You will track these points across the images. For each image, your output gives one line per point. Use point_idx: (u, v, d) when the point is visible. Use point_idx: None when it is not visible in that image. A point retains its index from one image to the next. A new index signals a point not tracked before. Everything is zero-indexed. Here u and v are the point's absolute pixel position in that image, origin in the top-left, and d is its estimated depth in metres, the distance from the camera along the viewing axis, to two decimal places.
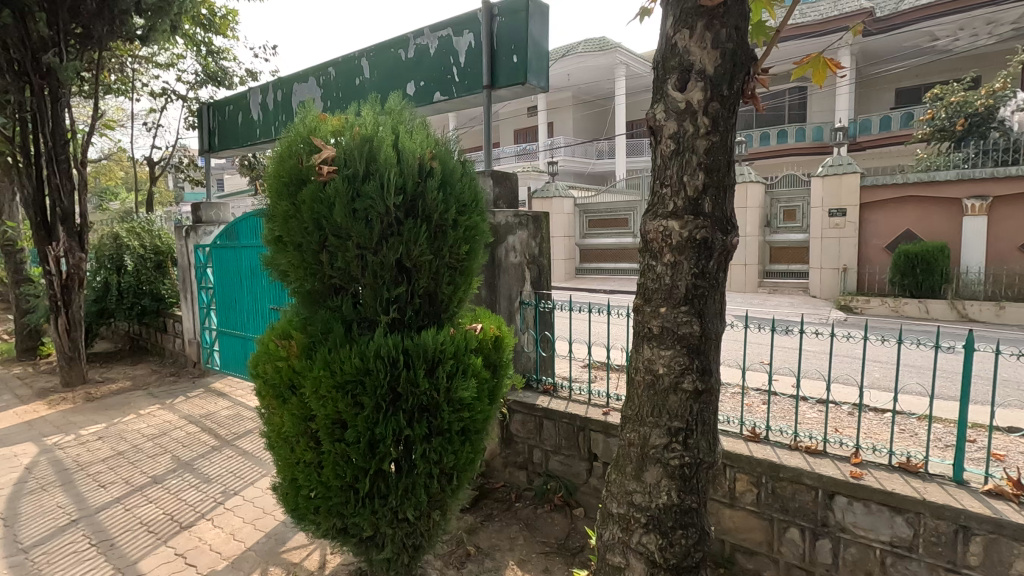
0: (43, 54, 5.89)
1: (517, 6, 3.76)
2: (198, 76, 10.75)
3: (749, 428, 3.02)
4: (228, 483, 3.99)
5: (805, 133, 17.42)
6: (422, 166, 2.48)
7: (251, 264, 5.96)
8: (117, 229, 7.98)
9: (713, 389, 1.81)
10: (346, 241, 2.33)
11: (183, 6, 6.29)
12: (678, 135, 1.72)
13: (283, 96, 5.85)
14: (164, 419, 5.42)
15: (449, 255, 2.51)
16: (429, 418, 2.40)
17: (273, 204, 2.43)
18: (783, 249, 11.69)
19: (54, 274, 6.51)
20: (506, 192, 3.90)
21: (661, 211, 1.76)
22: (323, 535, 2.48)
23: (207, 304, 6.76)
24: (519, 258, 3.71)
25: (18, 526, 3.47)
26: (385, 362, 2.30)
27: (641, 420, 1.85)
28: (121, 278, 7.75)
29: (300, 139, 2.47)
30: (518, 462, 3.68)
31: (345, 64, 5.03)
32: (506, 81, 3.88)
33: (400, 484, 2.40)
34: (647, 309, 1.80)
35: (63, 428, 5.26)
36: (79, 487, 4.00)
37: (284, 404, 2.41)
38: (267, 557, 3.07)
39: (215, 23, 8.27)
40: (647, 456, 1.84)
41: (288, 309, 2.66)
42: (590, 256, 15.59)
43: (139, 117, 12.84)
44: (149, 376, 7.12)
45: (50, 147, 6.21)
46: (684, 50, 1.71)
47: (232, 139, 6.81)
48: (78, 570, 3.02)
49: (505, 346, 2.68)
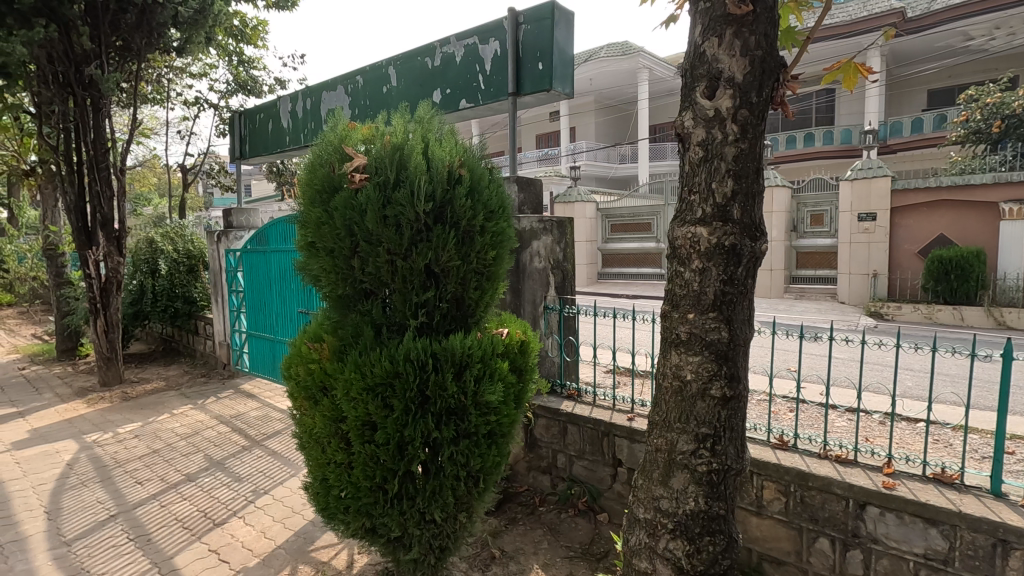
0: (85, 67, 6.14)
1: (542, 13, 3.79)
2: (229, 85, 11.06)
3: (777, 436, 2.99)
4: (258, 482, 4.09)
5: (833, 135, 17.12)
6: (451, 174, 2.52)
7: (280, 268, 6.08)
8: (152, 233, 8.25)
9: (741, 396, 1.81)
10: (377, 247, 2.39)
11: (217, 19, 6.49)
12: (707, 142, 1.73)
13: (312, 104, 5.99)
14: (196, 419, 5.57)
15: (476, 261, 2.54)
16: (457, 422, 2.44)
17: (307, 211, 2.50)
18: (810, 253, 11.47)
19: (94, 277, 6.78)
20: (531, 198, 3.92)
21: (689, 218, 1.77)
22: (352, 535, 2.53)
23: (237, 307, 6.92)
24: (544, 263, 3.73)
25: (61, 520, 3.61)
26: (415, 365, 2.35)
27: (668, 425, 1.86)
28: (155, 282, 8.06)
29: (332, 147, 2.53)
30: (542, 466, 3.70)
31: (373, 72, 5.13)
32: (531, 87, 3.93)
33: (428, 485, 2.44)
34: (674, 314, 1.82)
35: (101, 426, 5.44)
36: (117, 483, 4.14)
37: (316, 406, 2.47)
38: (296, 555, 3.14)
39: (246, 34, 8.49)
40: (675, 462, 1.84)
41: (319, 312, 2.73)
42: (612, 261, 15.52)
43: (173, 125, 13.28)
44: (181, 377, 7.31)
45: (91, 155, 6.48)
46: (713, 58, 1.72)
47: (262, 146, 6.99)
48: (119, 563, 3.13)
49: (530, 351, 2.71)
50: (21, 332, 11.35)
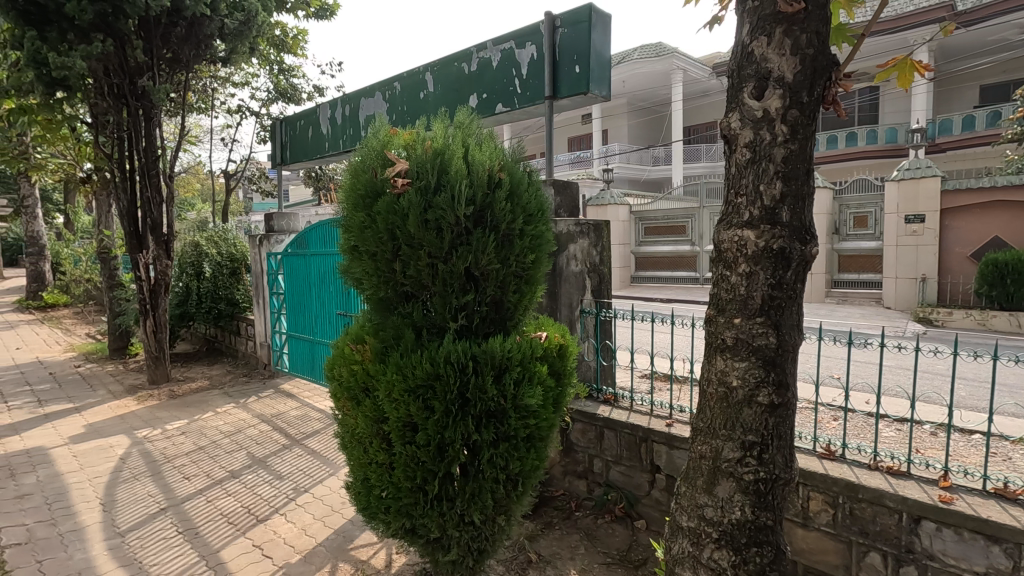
0: (138, 79, 6.45)
1: (579, 16, 3.79)
2: (269, 93, 11.43)
3: (824, 445, 2.89)
4: (299, 480, 4.18)
5: (877, 135, 16.56)
6: (490, 177, 2.53)
7: (320, 271, 6.22)
8: (198, 238, 8.56)
9: (790, 403, 1.76)
10: (418, 250, 2.42)
11: (261, 29, 6.73)
12: (755, 144, 1.70)
13: (351, 111, 6.11)
14: (238, 417, 5.74)
15: (515, 265, 2.55)
16: (496, 425, 2.45)
17: (350, 215, 2.55)
18: (853, 256, 11.10)
19: (144, 280, 7.08)
20: (567, 201, 3.90)
21: (736, 221, 1.74)
22: (392, 535, 2.57)
23: (278, 309, 7.11)
24: (580, 266, 3.72)
25: (116, 511, 3.78)
26: (455, 368, 2.37)
27: (713, 432, 1.82)
28: (200, 284, 8.33)
29: (373, 153, 2.57)
30: (578, 471, 3.67)
31: (410, 79, 5.22)
32: (568, 91, 3.92)
33: (467, 487, 2.45)
34: (720, 319, 1.78)
35: (151, 423, 5.67)
36: (166, 478, 4.30)
37: (359, 406, 2.52)
38: (336, 553, 3.20)
39: (287, 43, 8.75)
40: (720, 470, 1.80)
41: (361, 315, 2.78)
42: (646, 265, 15.34)
43: (217, 133, 13.79)
44: (224, 376, 7.55)
45: (143, 163, 6.79)
46: (762, 57, 1.68)
47: (302, 152, 7.16)
48: (169, 555, 3.25)
49: (569, 355, 2.71)
50: (75, 332, 11.92)
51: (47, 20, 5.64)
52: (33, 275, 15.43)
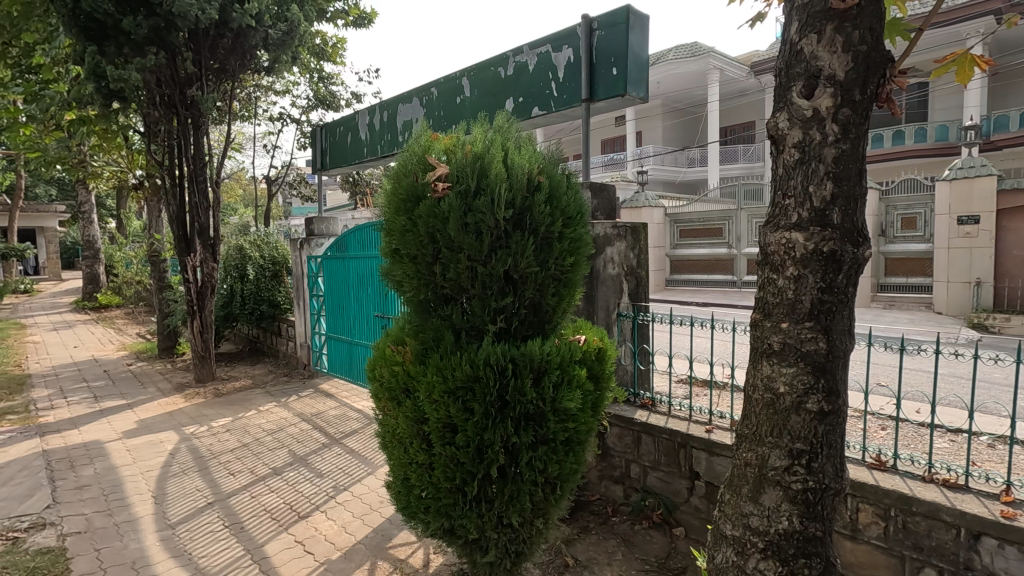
0: (188, 89, 6.73)
1: (617, 18, 3.78)
2: (309, 100, 11.76)
3: (874, 455, 2.79)
4: (338, 479, 4.26)
5: (926, 132, 15.92)
6: (530, 181, 2.54)
7: (359, 274, 6.35)
8: (242, 242, 8.86)
9: (840, 411, 1.71)
10: (458, 253, 2.45)
11: (303, 39, 6.93)
12: (804, 144, 1.66)
13: (389, 116, 6.23)
14: (280, 416, 5.91)
15: (554, 267, 2.55)
16: (535, 427, 2.45)
17: (392, 219, 2.60)
18: (900, 260, 10.68)
19: (191, 281, 7.37)
20: (604, 204, 3.88)
21: (783, 223, 1.70)
22: (431, 535, 2.60)
23: (318, 310, 7.29)
24: (617, 269, 3.69)
25: (167, 504, 3.94)
26: (494, 370, 2.39)
27: (759, 439, 1.78)
28: (244, 286, 8.61)
29: (415, 157, 2.61)
30: (614, 475, 3.63)
31: (447, 84, 5.29)
32: (605, 93, 3.91)
33: (505, 490, 2.46)
34: (766, 323, 1.74)
35: (198, 420, 5.88)
36: (213, 473, 4.46)
37: (399, 407, 2.56)
38: (375, 551, 3.25)
39: (327, 51, 8.97)
40: (765, 478, 1.76)
41: (400, 316, 2.82)
42: (681, 268, 15.10)
43: (259, 140, 14.26)
44: (266, 376, 7.77)
45: (192, 169, 7.09)
46: (811, 55, 1.64)
47: (342, 157, 7.33)
48: (216, 548, 3.36)
49: (607, 359, 2.69)
50: (126, 331, 12.49)
51: (106, 35, 5.96)
52: (89, 277, 16.24)
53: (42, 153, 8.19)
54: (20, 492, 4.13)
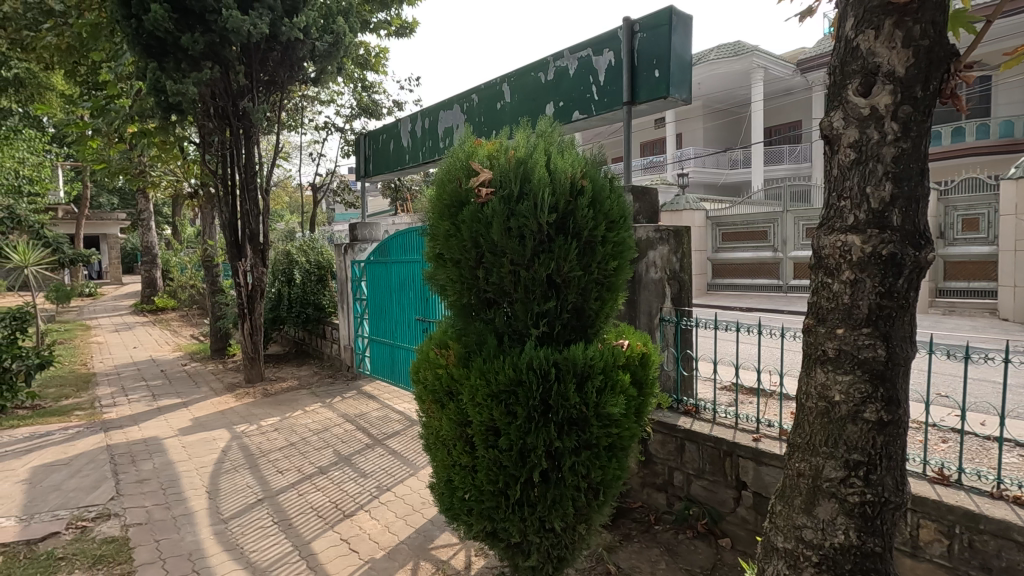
0: (240, 101, 7.03)
1: (659, 20, 3.73)
2: (352, 109, 12.09)
3: (935, 468, 2.65)
4: (382, 479, 4.34)
5: (989, 129, 15.17)
6: (573, 185, 2.54)
7: (402, 278, 6.47)
8: (289, 247, 9.16)
9: (900, 421, 1.64)
10: (501, 258, 2.47)
11: (348, 50, 7.12)
12: (860, 144, 1.60)
13: (430, 123, 6.33)
14: (325, 416, 6.07)
15: (597, 271, 2.53)
16: (578, 432, 2.45)
17: (436, 224, 2.64)
18: (960, 263, 10.12)
19: (242, 285, 7.66)
20: (646, 207, 3.84)
21: (839, 225, 1.64)
22: (473, 537, 2.62)
23: (361, 314, 7.45)
24: (660, 274, 3.64)
25: (220, 499, 4.10)
26: (538, 373, 2.39)
27: (813, 449, 1.71)
28: (291, 290, 8.91)
29: (458, 163, 2.64)
30: (656, 483, 3.56)
31: (487, 90, 5.35)
32: (646, 95, 3.87)
33: (548, 494, 2.46)
34: (820, 329, 1.68)
35: (248, 419, 6.11)
36: (262, 471, 4.62)
37: (443, 409, 2.59)
38: (418, 551, 3.30)
39: (370, 61, 9.20)
40: (820, 489, 1.70)
41: (443, 320, 2.85)
42: (724, 272, 14.74)
43: (305, 149, 14.75)
44: (312, 377, 8.00)
45: (243, 178, 7.39)
46: (868, 52, 1.59)
47: (385, 164, 7.50)
48: (267, 543, 3.47)
49: (651, 364, 2.66)
50: (181, 333, 13.08)
51: (166, 52, 6.28)
52: (147, 281, 17.11)
53: (107, 165, 8.70)
54: (87, 483, 4.38)
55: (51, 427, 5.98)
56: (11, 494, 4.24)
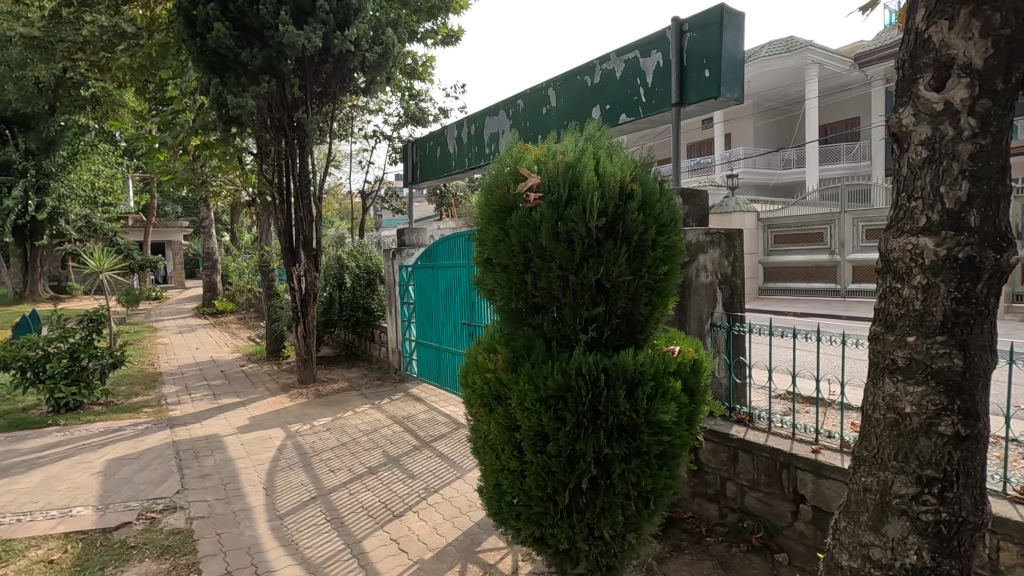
0: (295, 112, 7.31)
1: (709, 19, 3.65)
2: (400, 117, 12.39)
3: (1018, 487, 2.47)
4: (429, 481, 4.41)
5: None
6: (623, 188, 2.50)
7: (448, 282, 6.56)
8: (340, 253, 9.47)
9: (980, 436, 1.53)
10: (550, 262, 2.46)
11: (397, 60, 7.30)
12: (933, 141, 1.51)
13: (477, 129, 6.40)
14: (374, 417, 6.21)
15: (647, 275, 2.50)
16: (628, 439, 2.42)
17: (484, 229, 2.65)
18: None
19: (296, 290, 7.95)
20: (696, 210, 3.76)
21: (909, 227, 1.55)
22: (521, 541, 2.62)
23: (408, 317, 7.60)
24: (711, 278, 3.54)
25: (276, 496, 4.26)
26: (587, 379, 2.37)
27: (880, 462, 1.63)
28: (342, 294, 9.19)
29: (507, 168, 2.65)
30: (708, 493, 3.46)
31: (533, 95, 5.36)
32: (696, 96, 3.79)
33: (597, 501, 2.44)
34: (888, 337, 1.59)
35: (301, 419, 6.33)
36: (315, 469, 4.77)
37: (491, 413, 2.61)
38: (465, 554, 3.32)
39: (417, 70, 9.40)
40: (888, 506, 1.61)
41: (490, 324, 2.86)
42: (777, 275, 14.24)
43: (355, 157, 15.20)
44: (361, 378, 8.22)
45: (297, 186, 7.69)
46: (941, 44, 1.50)
47: (431, 170, 7.63)
48: (320, 540, 3.58)
49: (703, 371, 2.60)
50: (239, 335, 13.70)
51: (227, 67, 6.61)
52: (208, 285, 18.01)
53: (173, 175, 9.23)
54: (155, 477, 4.64)
55: (123, 423, 6.36)
56: (88, 485, 4.53)
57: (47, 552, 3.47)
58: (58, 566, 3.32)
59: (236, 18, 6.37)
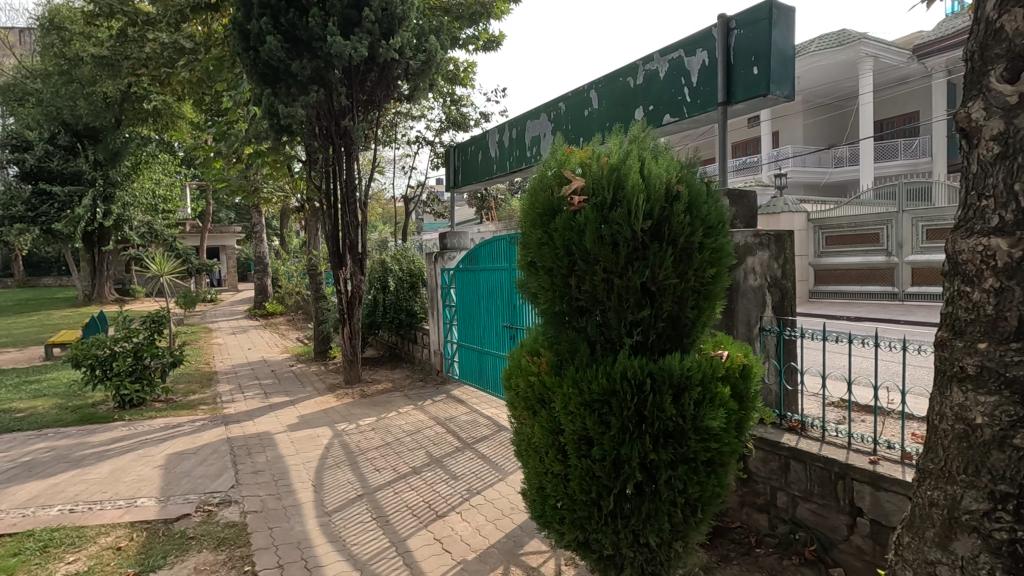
0: (341, 120, 7.52)
1: (758, 15, 3.56)
2: (442, 122, 12.56)
3: None
4: (472, 482, 4.44)
5: None
6: (669, 190, 2.47)
7: (489, 285, 6.61)
8: (384, 257, 9.67)
9: None
10: (594, 266, 2.44)
11: (439, 67, 7.42)
12: (1006, 135, 1.41)
13: (518, 133, 6.42)
14: (418, 418, 6.31)
15: (694, 279, 2.45)
16: (675, 445, 2.37)
17: (528, 232, 2.64)
18: None
19: (342, 293, 8.16)
20: (744, 211, 3.66)
21: (980, 227, 1.47)
22: (565, 546, 2.60)
23: (450, 320, 7.69)
24: (760, 281, 3.45)
25: (325, 493, 4.39)
26: (632, 383, 2.35)
27: (950, 476, 1.54)
28: (386, 297, 9.38)
29: (551, 172, 2.65)
30: (758, 503, 3.35)
31: (575, 98, 5.35)
32: (744, 94, 3.70)
33: (643, 507, 2.40)
34: (957, 343, 1.52)
35: (348, 418, 6.49)
36: (361, 468, 4.89)
37: (535, 416, 2.60)
38: (508, 556, 3.34)
39: (460, 76, 9.50)
40: (957, 522, 1.50)
41: (533, 326, 2.87)
42: (829, 278, 13.69)
43: (398, 162, 15.50)
44: (405, 380, 8.37)
45: (344, 192, 7.91)
46: (1015, 33, 1.41)
47: (473, 175, 7.70)
48: (367, 538, 3.66)
49: (753, 376, 2.53)
50: (288, 336, 14.18)
51: (279, 79, 6.86)
52: (259, 288, 18.73)
53: (227, 183, 9.64)
54: (212, 471, 4.86)
55: (182, 420, 6.68)
56: (151, 477, 4.78)
57: (115, 540, 3.68)
58: (125, 552, 3.52)
59: (287, 31, 6.61)
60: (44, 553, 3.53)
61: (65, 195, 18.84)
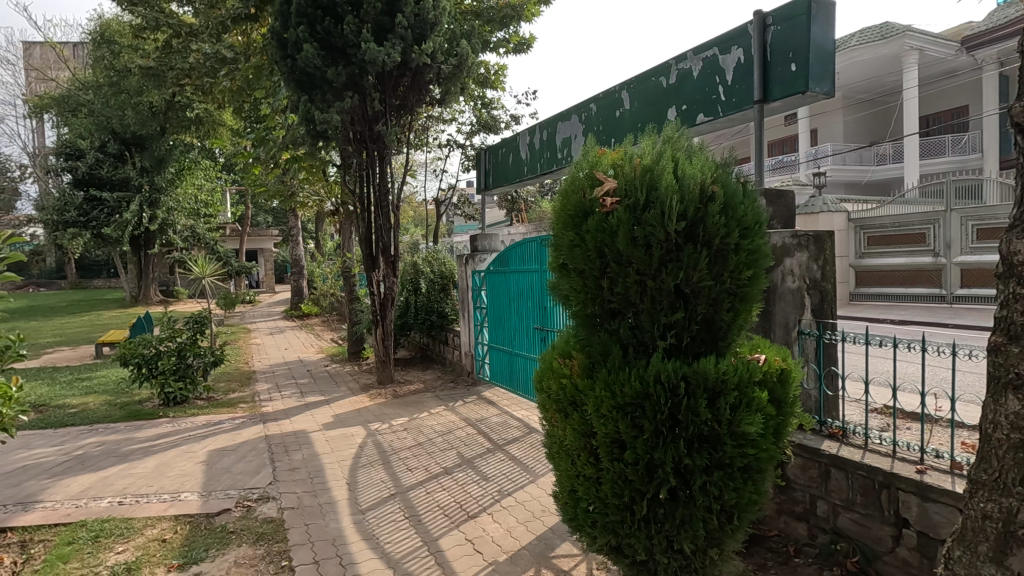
0: (375, 124, 7.66)
1: (795, 10, 3.47)
2: (473, 125, 12.65)
3: None
4: (503, 484, 4.45)
5: None
6: (703, 190, 2.43)
7: (520, 287, 6.62)
8: (416, 258, 9.79)
9: None
10: (627, 267, 2.42)
11: (471, 70, 7.48)
12: None
13: (549, 135, 6.42)
14: (449, 419, 6.36)
15: (729, 281, 2.40)
16: (710, 450, 2.33)
17: (559, 233, 2.63)
18: None
19: (375, 294, 8.30)
20: (782, 211, 3.57)
21: None
22: (597, 549, 2.59)
23: (481, 321, 7.73)
24: (798, 283, 3.35)
25: (359, 491, 4.47)
26: (665, 387, 2.32)
27: (1004, 488, 1.46)
28: (417, 298, 9.49)
29: (582, 173, 2.63)
30: (796, 511, 3.26)
31: (606, 98, 5.32)
32: (781, 92, 3.61)
33: (677, 513, 2.37)
34: (1013, 349, 1.44)
35: (381, 418, 6.59)
36: (394, 467, 4.96)
37: (566, 419, 2.59)
38: (539, 558, 3.33)
39: (490, 79, 9.55)
40: (1013, 537, 1.42)
41: (565, 328, 2.85)
42: (871, 280, 13.23)
43: (430, 165, 15.66)
44: (436, 380, 8.45)
45: (377, 196, 8.05)
46: None
47: (504, 177, 7.73)
48: (400, 536, 3.71)
49: (791, 381, 2.47)
50: (323, 337, 14.48)
51: (315, 85, 7.03)
52: (296, 290, 19.21)
53: (265, 188, 9.93)
54: (250, 468, 5.00)
55: (222, 418, 6.89)
56: (194, 472, 4.95)
57: (161, 532, 3.83)
58: (170, 544, 3.66)
59: (323, 38, 6.76)
60: (96, 543, 3.69)
61: (114, 200, 19.72)
